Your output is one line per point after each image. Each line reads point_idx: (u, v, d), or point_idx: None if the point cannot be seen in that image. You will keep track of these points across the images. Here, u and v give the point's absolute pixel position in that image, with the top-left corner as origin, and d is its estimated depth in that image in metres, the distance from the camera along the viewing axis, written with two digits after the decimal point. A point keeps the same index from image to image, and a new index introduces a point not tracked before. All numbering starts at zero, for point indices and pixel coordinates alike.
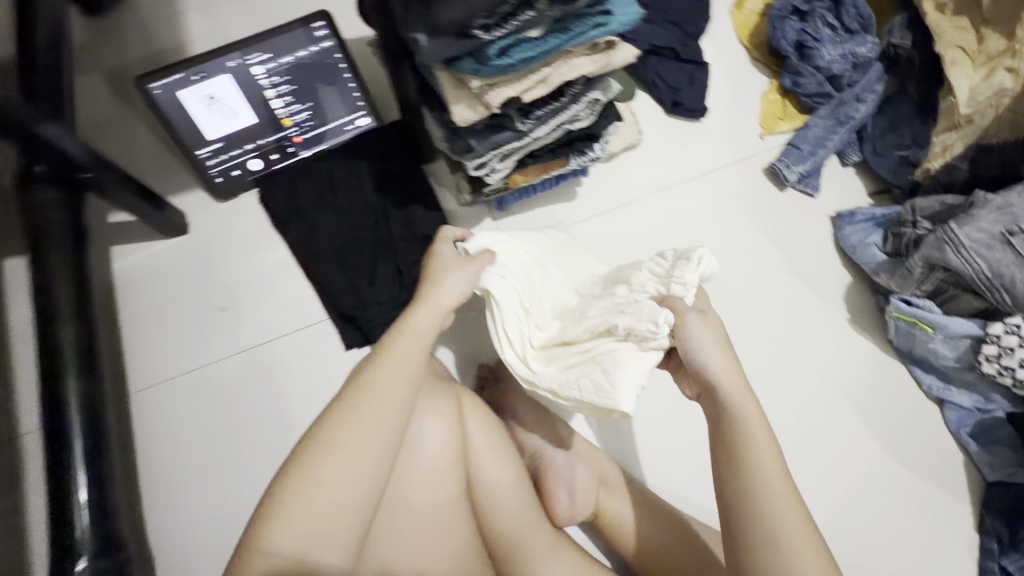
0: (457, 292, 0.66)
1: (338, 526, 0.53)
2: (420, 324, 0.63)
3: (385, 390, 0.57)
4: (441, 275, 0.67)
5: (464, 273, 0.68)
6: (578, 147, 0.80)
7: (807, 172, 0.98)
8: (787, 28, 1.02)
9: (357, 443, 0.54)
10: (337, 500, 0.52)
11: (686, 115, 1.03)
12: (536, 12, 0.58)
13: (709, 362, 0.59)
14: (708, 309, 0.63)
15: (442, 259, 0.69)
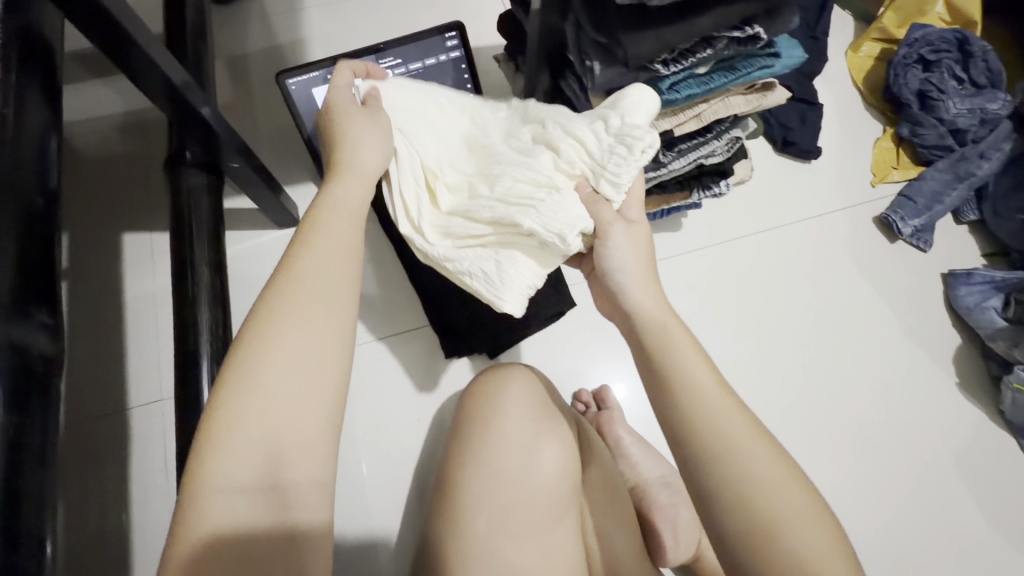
0: (376, 156, 0.58)
1: (303, 443, 0.43)
2: (349, 197, 0.55)
3: (324, 279, 0.48)
4: (350, 133, 0.58)
5: (376, 133, 0.59)
6: (704, 181, 0.79)
7: (922, 226, 0.96)
8: (910, 76, 1.00)
9: (306, 343, 0.45)
10: (298, 411, 0.43)
11: (798, 155, 1.01)
12: (713, 51, 0.57)
13: (626, 287, 0.54)
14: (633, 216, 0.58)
15: (343, 120, 0.59)
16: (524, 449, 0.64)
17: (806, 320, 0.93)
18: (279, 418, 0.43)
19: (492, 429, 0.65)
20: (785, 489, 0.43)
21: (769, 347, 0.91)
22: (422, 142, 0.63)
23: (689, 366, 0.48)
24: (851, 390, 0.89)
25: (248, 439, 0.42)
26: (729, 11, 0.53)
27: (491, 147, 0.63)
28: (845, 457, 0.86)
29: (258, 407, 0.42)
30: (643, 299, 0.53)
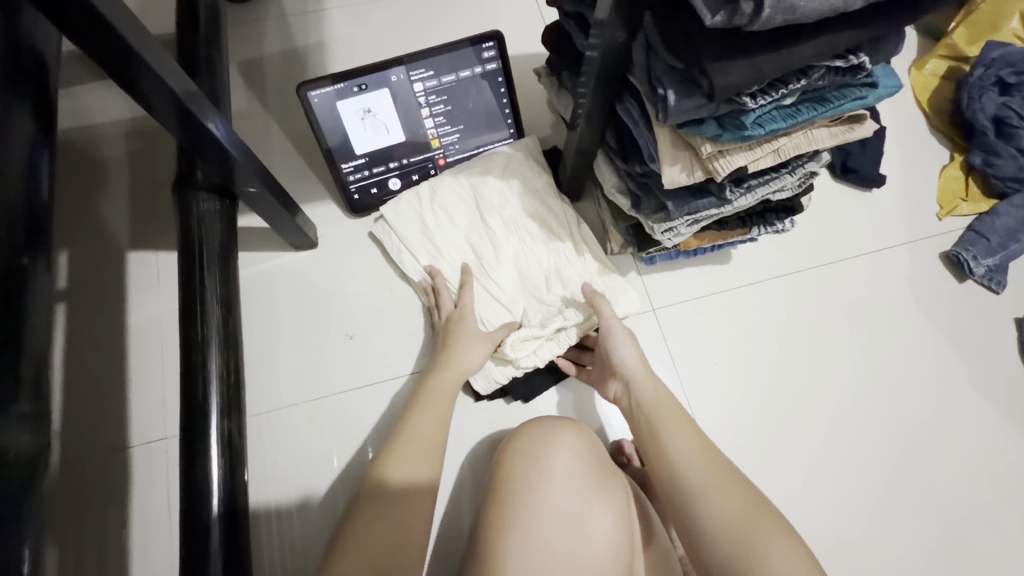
0: (478, 361, 0.73)
1: (420, 465, 0.61)
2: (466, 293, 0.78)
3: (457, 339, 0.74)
4: (461, 330, 0.75)
5: (479, 339, 0.74)
6: (768, 218, 0.72)
7: (995, 266, 0.88)
8: (986, 100, 0.91)
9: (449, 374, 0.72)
10: (425, 437, 0.64)
11: (860, 182, 0.92)
12: (807, 81, 0.50)
13: (625, 355, 0.68)
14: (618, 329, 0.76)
15: (428, 221, 0.84)
16: (575, 516, 0.57)
17: (869, 367, 0.84)
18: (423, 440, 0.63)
19: (538, 497, 0.58)
20: (726, 508, 0.51)
21: (827, 398, 0.82)
22: (455, 232, 0.84)
23: (663, 418, 0.61)
24: (918, 448, 0.81)
25: (404, 454, 0.61)
26: (836, 39, 0.46)
27: (513, 276, 0.81)
28: (913, 526, 0.77)
29: (409, 429, 0.64)
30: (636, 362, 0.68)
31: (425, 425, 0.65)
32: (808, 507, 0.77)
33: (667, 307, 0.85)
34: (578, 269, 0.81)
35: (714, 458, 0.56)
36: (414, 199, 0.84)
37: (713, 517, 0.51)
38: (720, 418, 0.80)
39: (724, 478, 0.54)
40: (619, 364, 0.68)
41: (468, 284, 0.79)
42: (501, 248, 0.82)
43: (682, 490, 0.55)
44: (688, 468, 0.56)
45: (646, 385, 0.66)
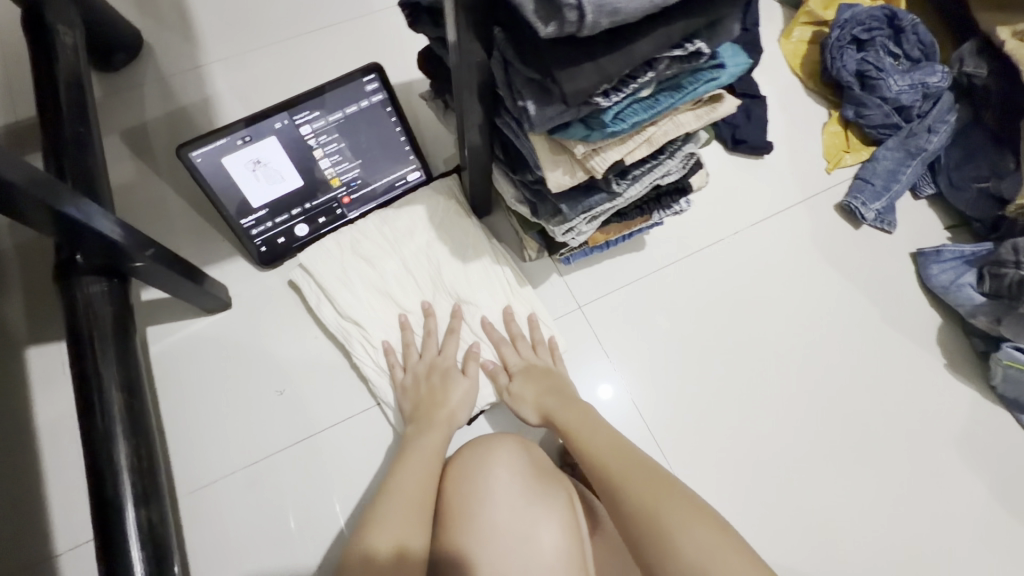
0: (463, 411, 0.72)
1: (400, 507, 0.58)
2: (450, 346, 0.77)
3: (450, 392, 0.73)
4: (447, 383, 0.74)
5: (466, 393, 0.74)
6: (664, 202, 0.75)
7: (884, 208, 0.94)
8: (846, 57, 0.99)
9: (439, 415, 0.70)
10: (412, 475, 0.61)
11: (751, 151, 0.97)
12: (655, 72, 0.52)
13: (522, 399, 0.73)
14: (517, 361, 0.77)
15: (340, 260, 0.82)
16: (524, 531, 0.57)
17: (792, 326, 0.88)
18: (423, 489, 0.60)
19: (479, 524, 0.58)
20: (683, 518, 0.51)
21: (760, 364, 0.86)
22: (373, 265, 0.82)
23: (589, 439, 0.64)
24: (850, 394, 0.85)
25: (392, 503, 0.58)
26: (667, 32, 0.48)
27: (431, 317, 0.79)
28: (855, 470, 0.81)
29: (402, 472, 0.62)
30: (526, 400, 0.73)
31: (420, 468, 0.62)
32: (756, 474, 0.80)
33: (592, 302, 0.87)
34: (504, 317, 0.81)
35: (656, 474, 0.57)
36: (333, 247, 0.82)
37: (669, 537, 0.50)
38: (662, 404, 0.82)
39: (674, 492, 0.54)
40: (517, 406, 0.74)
41: (455, 330, 0.78)
42: (418, 288, 0.81)
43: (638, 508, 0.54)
44: (637, 487, 0.56)
45: (564, 414, 0.69)
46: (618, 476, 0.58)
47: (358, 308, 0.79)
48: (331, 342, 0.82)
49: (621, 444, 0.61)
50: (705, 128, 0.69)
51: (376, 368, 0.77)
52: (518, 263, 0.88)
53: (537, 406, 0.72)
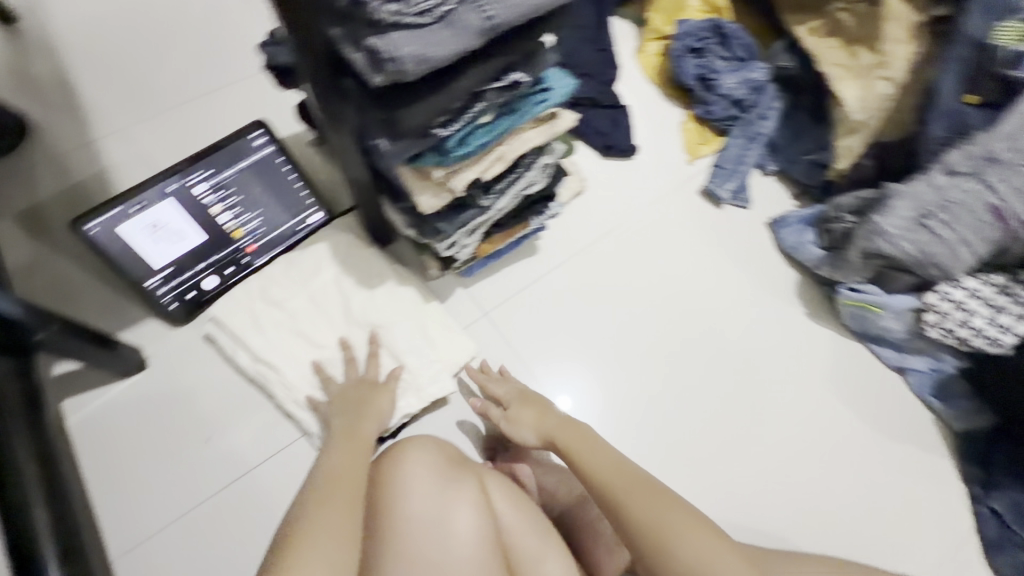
0: (388, 412, 0.79)
1: (341, 487, 0.62)
2: (370, 368, 0.82)
3: (380, 397, 0.79)
4: (372, 395, 0.79)
5: (385, 403, 0.79)
6: (537, 208, 0.84)
7: (737, 187, 1.08)
8: (686, 65, 1.14)
9: (373, 415, 0.77)
10: (351, 464, 0.66)
11: (619, 155, 1.11)
12: (486, 102, 0.61)
13: (520, 425, 0.76)
14: (512, 394, 0.81)
15: (250, 305, 0.86)
16: (439, 498, 0.64)
17: (678, 303, 0.98)
18: (354, 481, 0.63)
19: (398, 497, 0.64)
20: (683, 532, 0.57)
21: (655, 340, 0.95)
22: (285, 304, 0.86)
23: (589, 454, 0.67)
24: (735, 352, 0.95)
25: (332, 481, 0.62)
26: (482, 71, 0.57)
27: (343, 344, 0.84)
28: (748, 420, 0.90)
29: (337, 460, 0.67)
30: (525, 426, 0.76)
31: (352, 457, 0.68)
32: (663, 439, 0.88)
33: (497, 307, 0.95)
34: (416, 334, 0.87)
35: (654, 485, 0.61)
36: (243, 294, 0.86)
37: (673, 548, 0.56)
38: (572, 390, 0.90)
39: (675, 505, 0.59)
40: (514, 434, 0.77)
41: (374, 354, 0.83)
42: (330, 319, 0.86)
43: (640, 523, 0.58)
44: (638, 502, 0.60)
45: (565, 429, 0.72)
46: (628, 503, 0.60)
47: (273, 349, 0.84)
48: (251, 385, 0.85)
49: (630, 467, 0.64)
50: (558, 141, 0.79)
51: (298, 401, 0.82)
52: (424, 282, 0.95)
53: (536, 429, 0.75)
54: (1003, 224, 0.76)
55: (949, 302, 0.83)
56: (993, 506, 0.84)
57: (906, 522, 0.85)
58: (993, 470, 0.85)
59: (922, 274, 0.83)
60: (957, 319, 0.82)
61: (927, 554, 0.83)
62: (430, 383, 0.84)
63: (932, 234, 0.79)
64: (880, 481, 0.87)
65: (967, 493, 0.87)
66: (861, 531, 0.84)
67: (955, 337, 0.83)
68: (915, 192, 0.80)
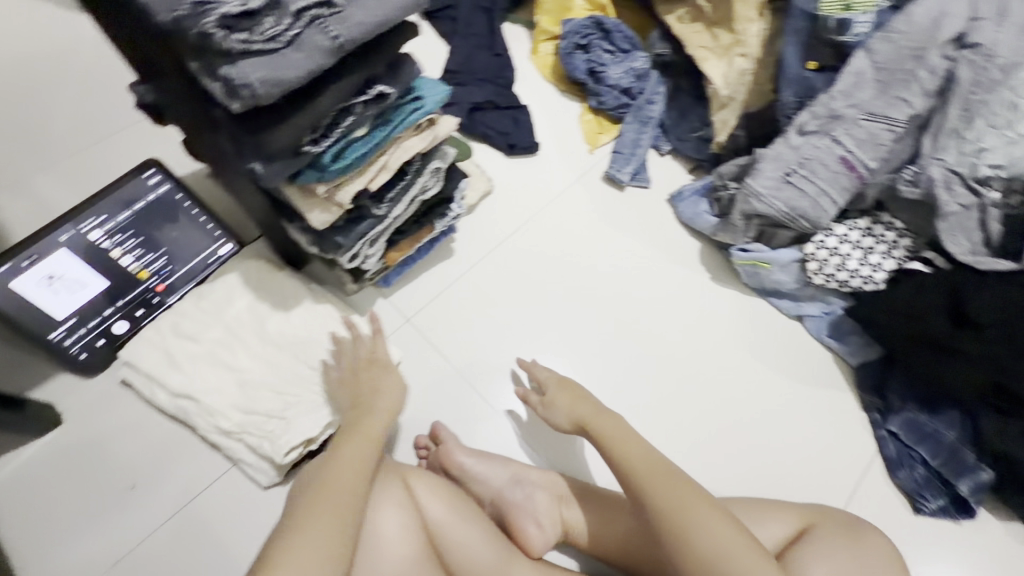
0: (395, 389, 0.78)
1: (342, 484, 0.63)
2: (380, 347, 0.82)
3: (384, 379, 0.79)
4: (380, 375, 0.79)
5: (397, 380, 0.79)
6: (438, 212, 0.88)
7: (636, 169, 1.14)
8: (576, 61, 1.20)
9: (384, 397, 0.76)
10: (353, 456, 0.67)
11: (523, 152, 1.16)
12: (355, 115, 0.65)
13: (555, 412, 0.80)
14: (550, 381, 0.84)
15: (162, 343, 0.84)
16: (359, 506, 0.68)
17: (594, 284, 1.03)
18: (356, 475, 0.65)
19: None
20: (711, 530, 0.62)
21: (576, 322, 0.99)
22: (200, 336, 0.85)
23: (624, 446, 0.71)
24: (650, 325, 1.01)
25: (336, 474, 0.64)
26: (342, 87, 0.61)
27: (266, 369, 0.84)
28: (668, 385, 0.96)
29: (340, 451, 0.67)
30: (560, 413, 0.80)
31: (357, 448, 0.68)
32: None
33: (419, 312, 0.97)
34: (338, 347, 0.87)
35: (686, 482, 0.67)
36: (154, 333, 0.85)
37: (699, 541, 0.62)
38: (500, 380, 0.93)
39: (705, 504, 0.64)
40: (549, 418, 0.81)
41: (380, 330, 0.83)
42: (247, 345, 0.85)
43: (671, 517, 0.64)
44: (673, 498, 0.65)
45: (602, 420, 0.76)
46: (661, 497, 0.65)
47: (189, 379, 0.83)
48: (175, 423, 0.84)
49: (664, 463, 0.69)
50: (448, 146, 0.84)
51: (220, 431, 0.80)
52: (344, 298, 0.97)
53: (570, 416, 0.78)
54: (854, 174, 0.84)
55: (825, 249, 0.92)
56: (891, 428, 0.91)
57: (817, 456, 0.92)
58: (888, 396, 0.93)
59: (796, 228, 0.90)
60: (834, 263, 0.91)
61: (839, 483, 0.90)
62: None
63: (796, 189, 0.87)
64: (791, 423, 0.94)
65: (868, 420, 0.95)
66: (778, 472, 0.91)
67: (837, 280, 0.92)
68: (775, 153, 0.88)
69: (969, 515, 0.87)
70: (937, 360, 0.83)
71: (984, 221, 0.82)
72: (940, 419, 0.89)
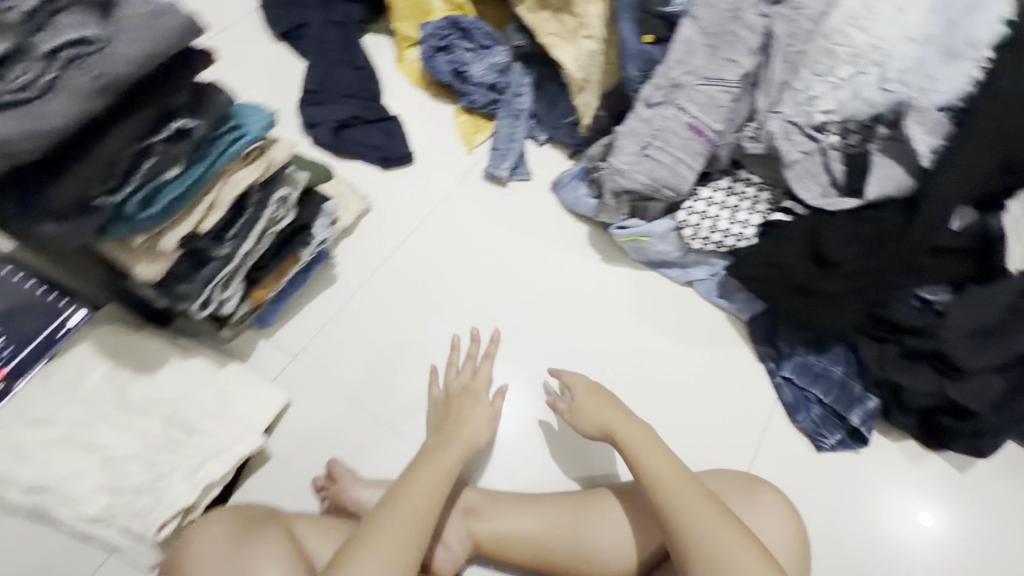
0: (481, 423, 0.82)
1: (400, 524, 0.66)
2: (480, 371, 0.90)
3: (470, 411, 0.83)
4: (471, 403, 0.85)
5: (484, 413, 0.84)
6: (300, 241, 0.85)
7: (514, 163, 1.13)
8: (439, 64, 1.18)
9: (463, 428, 0.81)
10: (416, 490, 0.70)
11: (398, 164, 1.13)
12: (157, 155, 0.59)
13: (582, 422, 0.80)
14: (579, 388, 0.84)
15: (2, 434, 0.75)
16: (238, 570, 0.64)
17: (488, 287, 1.02)
18: (423, 504, 0.69)
19: None
20: (728, 545, 0.63)
21: (476, 329, 0.98)
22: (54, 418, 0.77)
23: (649, 459, 0.72)
24: (548, 318, 1.01)
25: (407, 504, 0.68)
26: (127, 128, 0.56)
27: (133, 439, 0.77)
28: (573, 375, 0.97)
29: (409, 483, 0.71)
30: (586, 423, 0.80)
31: (428, 479, 0.72)
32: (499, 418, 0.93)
33: (306, 348, 0.93)
34: (216, 400, 0.82)
35: (708, 498, 0.67)
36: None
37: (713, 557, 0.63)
38: (401, 404, 0.90)
39: (725, 520, 0.65)
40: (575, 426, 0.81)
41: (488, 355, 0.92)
42: (112, 417, 0.78)
43: (685, 531, 0.65)
44: (697, 513, 0.66)
45: (630, 429, 0.75)
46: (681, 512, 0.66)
47: (43, 468, 0.74)
48: (33, 521, 0.76)
49: (690, 478, 0.69)
50: (298, 171, 0.80)
51: (86, 519, 0.73)
52: (222, 345, 0.91)
53: (595, 423, 0.79)
54: (703, 138, 0.86)
55: (695, 214, 0.94)
56: (785, 373, 0.95)
57: (722, 417, 0.94)
58: (779, 345, 0.96)
59: (665, 198, 0.91)
60: (705, 226, 0.94)
61: (744, 440, 0.93)
62: (233, 442, 0.78)
63: (655, 160, 0.88)
64: (694, 389, 0.96)
65: (764, 369, 0.97)
66: (687, 441, 0.93)
67: (712, 242, 0.95)
68: (631, 128, 0.89)
69: (865, 443, 0.91)
70: (806, 302, 0.86)
71: (826, 164, 0.86)
72: (827, 356, 0.93)
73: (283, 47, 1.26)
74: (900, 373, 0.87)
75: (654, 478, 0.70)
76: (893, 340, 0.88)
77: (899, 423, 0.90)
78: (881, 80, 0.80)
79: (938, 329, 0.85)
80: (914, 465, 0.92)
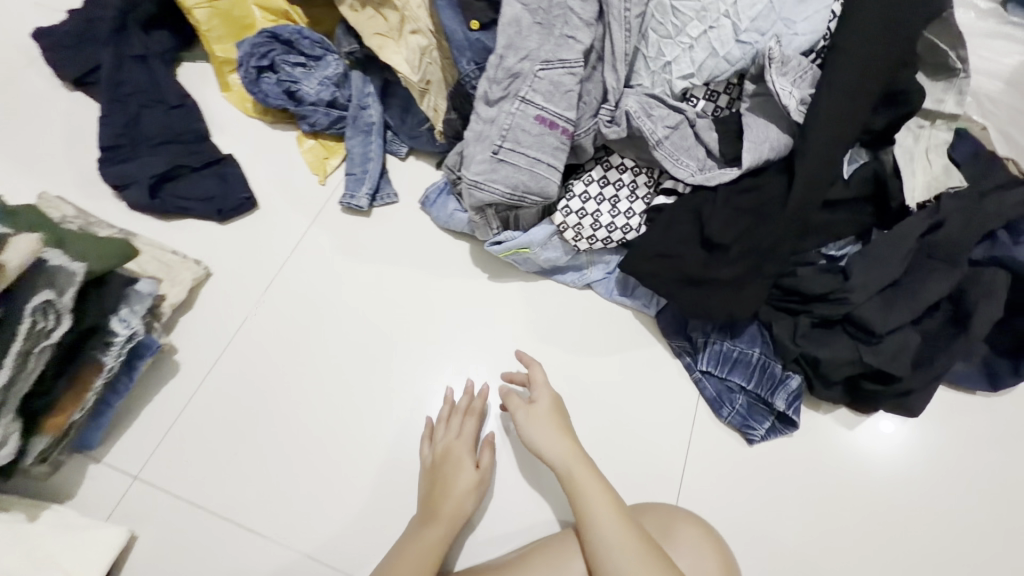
0: (469, 489, 0.77)
1: None
2: (466, 428, 0.81)
3: (456, 473, 0.77)
4: (458, 466, 0.78)
5: (471, 481, 0.77)
6: (96, 346, 0.69)
7: (375, 187, 0.98)
8: (265, 86, 1.00)
9: (452, 498, 0.75)
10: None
11: (237, 213, 0.96)
12: None
13: (537, 439, 0.75)
14: (537, 398, 0.79)
15: None
16: None
17: (366, 338, 0.89)
18: None
19: None
20: None
21: (359, 390, 0.86)
22: None
23: (612, 539, 0.66)
24: (441, 359, 0.88)
25: None
26: None
27: None
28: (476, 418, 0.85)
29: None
30: (555, 453, 0.74)
31: (412, 568, 0.70)
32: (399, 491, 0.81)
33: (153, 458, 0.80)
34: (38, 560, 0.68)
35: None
36: None
37: None
38: (277, 504, 0.79)
39: None
40: (528, 440, 0.76)
41: (473, 410, 0.83)
42: None
43: None
44: None
45: (595, 498, 0.69)
46: None
47: None
48: None
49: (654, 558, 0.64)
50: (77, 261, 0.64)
51: None
52: (42, 482, 0.77)
53: (556, 459, 0.73)
54: (558, 130, 0.75)
55: (572, 214, 0.83)
56: (703, 367, 0.86)
57: (644, 428, 0.86)
58: (692, 337, 0.87)
59: (532, 204, 0.78)
60: (586, 225, 0.83)
61: (670, 449, 0.85)
62: None
63: (511, 164, 0.76)
64: (610, 405, 0.87)
65: (681, 366, 0.89)
66: (610, 465, 0.84)
67: (597, 241, 0.84)
68: (477, 132, 0.77)
69: (796, 425, 0.84)
70: (699, 295, 0.77)
71: (696, 135, 0.78)
72: (742, 339, 0.85)
73: (81, 97, 1.06)
74: (814, 346, 0.80)
75: (595, 523, 0.68)
76: (804, 312, 0.81)
77: (827, 396, 0.83)
78: (734, 31, 0.72)
79: (847, 293, 0.78)
80: (850, 433, 0.87)
